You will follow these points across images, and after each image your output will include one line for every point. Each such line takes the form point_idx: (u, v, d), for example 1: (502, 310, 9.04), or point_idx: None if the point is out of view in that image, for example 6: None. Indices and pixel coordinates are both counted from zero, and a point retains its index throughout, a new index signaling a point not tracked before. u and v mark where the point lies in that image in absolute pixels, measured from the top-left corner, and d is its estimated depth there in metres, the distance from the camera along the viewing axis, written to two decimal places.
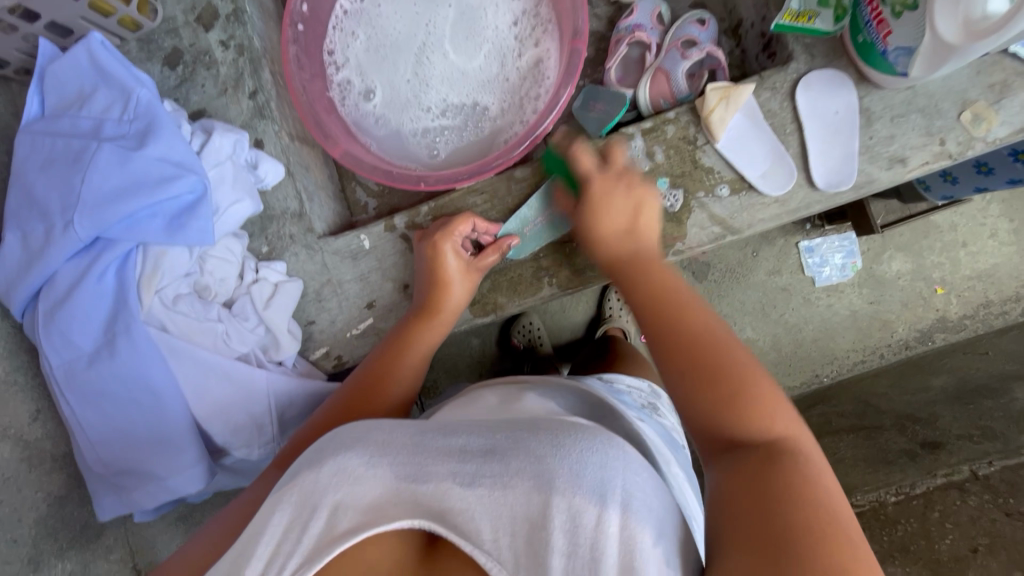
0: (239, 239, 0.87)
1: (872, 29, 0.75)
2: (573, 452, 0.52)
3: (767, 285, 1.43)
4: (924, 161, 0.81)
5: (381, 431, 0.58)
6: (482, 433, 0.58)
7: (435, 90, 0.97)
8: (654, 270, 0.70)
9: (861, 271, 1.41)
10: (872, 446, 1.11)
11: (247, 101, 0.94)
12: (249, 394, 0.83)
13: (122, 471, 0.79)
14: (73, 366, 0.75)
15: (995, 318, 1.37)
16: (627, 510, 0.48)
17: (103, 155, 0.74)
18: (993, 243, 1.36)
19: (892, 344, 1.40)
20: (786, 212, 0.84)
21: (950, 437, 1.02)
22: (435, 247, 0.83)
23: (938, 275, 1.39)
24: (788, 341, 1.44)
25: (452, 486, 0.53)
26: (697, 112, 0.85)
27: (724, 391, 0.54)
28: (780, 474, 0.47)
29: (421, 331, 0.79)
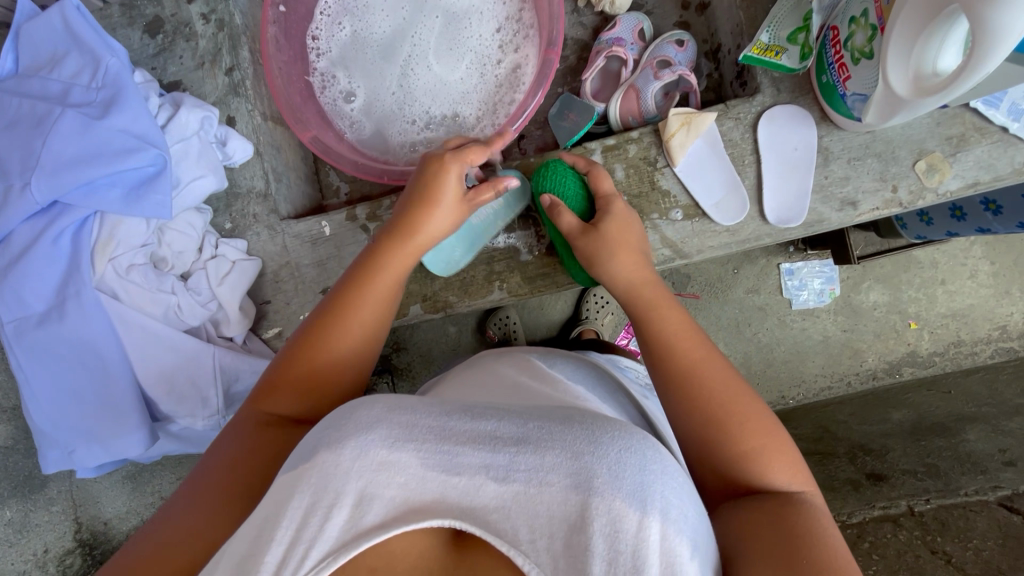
0: (202, 214, 0.89)
1: (834, 72, 0.76)
2: (612, 450, 0.49)
3: (745, 302, 1.45)
4: (874, 206, 0.83)
5: (401, 407, 0.53)
6: (514, 419, 0.53)
7: (413, 88, 0.98)
8: (661, 310, 0.66)
9: (838, 299, 1.42)
10: (822, 471, 1.14)
11: (223, 77, 0.94)
12: (196, 367, 0.86)
13: (65, 428, 0.82)
14: (23, 323, 0.78)
15: (964, 358, 1.39)
16: (667, 518, 0.45)
17: (65, 122, 0.75)
18: (971, 284, 1.39)
19: (860, 373, 1.42)
20: (736, 242, 0.85)
21: (895, 471, 1.05)
22: (441, 165, 0.70)
23: (914, 310, 1.41)
24: (758, 358, 1.45)
25: (485, 480, 0.49)
26: (659, 135, 0.86)
27: (744, 442, 0.56)
28: (799, 522, 0.50)
29: (387, 260, 0.67)
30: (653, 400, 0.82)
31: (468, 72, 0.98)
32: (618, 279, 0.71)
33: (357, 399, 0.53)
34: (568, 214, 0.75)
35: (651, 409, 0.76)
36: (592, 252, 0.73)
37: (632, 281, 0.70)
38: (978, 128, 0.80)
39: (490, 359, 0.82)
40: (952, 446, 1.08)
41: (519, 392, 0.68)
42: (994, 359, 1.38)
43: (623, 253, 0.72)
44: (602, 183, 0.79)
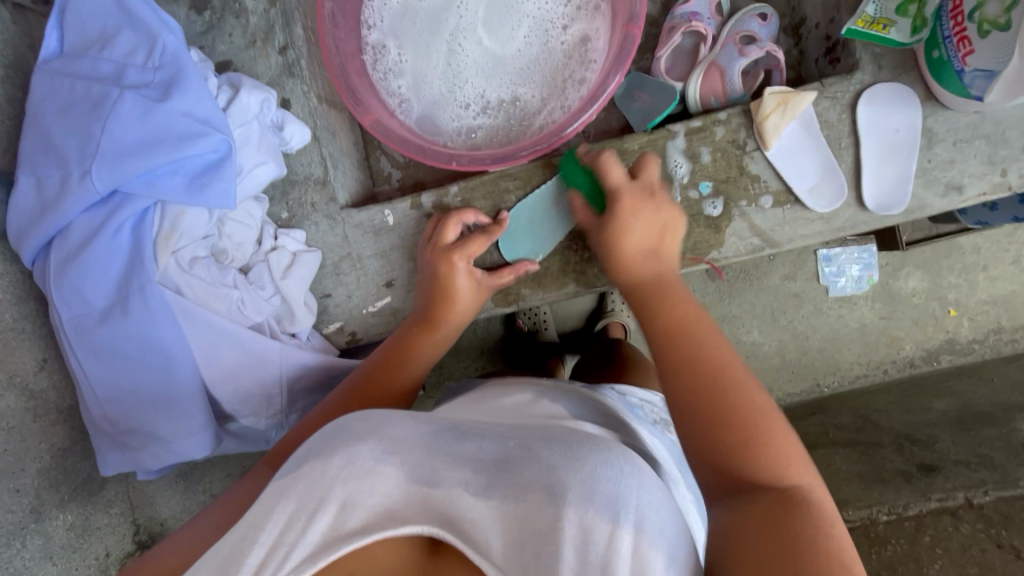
0: (260, 203, 0.85)
1: (951, 46, 0.70)
2: (587, 465, 0.49)
3: (779, 290, 1.40)
4: (980, 192, 0.78)
5: (393, 424, 0.56)
6: (495, 439, 0.56)
7: (469, 65, 0.91)
8: (674, 297, 0.70)
9: (876, 285, 1.37)
10: (869, 462, 1.07)
11: (276, 57, 0.89)
12: (261, 365, 0.82)
13: (127, 430, 0.78)
14: (83, 321, 0.73)
15: (1005, 345, 1.36)
16: (640, 530, 0.45)
17: (125, 104, 0.70)
18: (1014, 269, 1.34)
19: (897, 361, 1.38)
20: (830, 230, 0.80)
21: (947, 462, 0.99)
22: (448, 259, 0.80)
23: (953, 297, 1.36)
24: (794, 347, 1.41)
25: (463, 491, 0.51)
26: (750, 115, 0.80)
27: (738, 434, 0.53)
28: (795, 521, 0.47)
29: (421, 342, 0.76)
30: (663, 438, 0.73)
31: (532, 49, 0.91)
32: (629, 266, 0.75)
33: (353, 415, 0.57)
34: (616, 168, 0.77)
35: (656, 445, 0.69)
36: (605, 238, 0.76)
37: (641, 274, 0.73)
38: None
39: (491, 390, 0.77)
40: (1005, 435, 1.04)
41: (512, 413, 0.67)
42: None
43: (631, 245, 0.75)
44: (649, 169, 0.78)
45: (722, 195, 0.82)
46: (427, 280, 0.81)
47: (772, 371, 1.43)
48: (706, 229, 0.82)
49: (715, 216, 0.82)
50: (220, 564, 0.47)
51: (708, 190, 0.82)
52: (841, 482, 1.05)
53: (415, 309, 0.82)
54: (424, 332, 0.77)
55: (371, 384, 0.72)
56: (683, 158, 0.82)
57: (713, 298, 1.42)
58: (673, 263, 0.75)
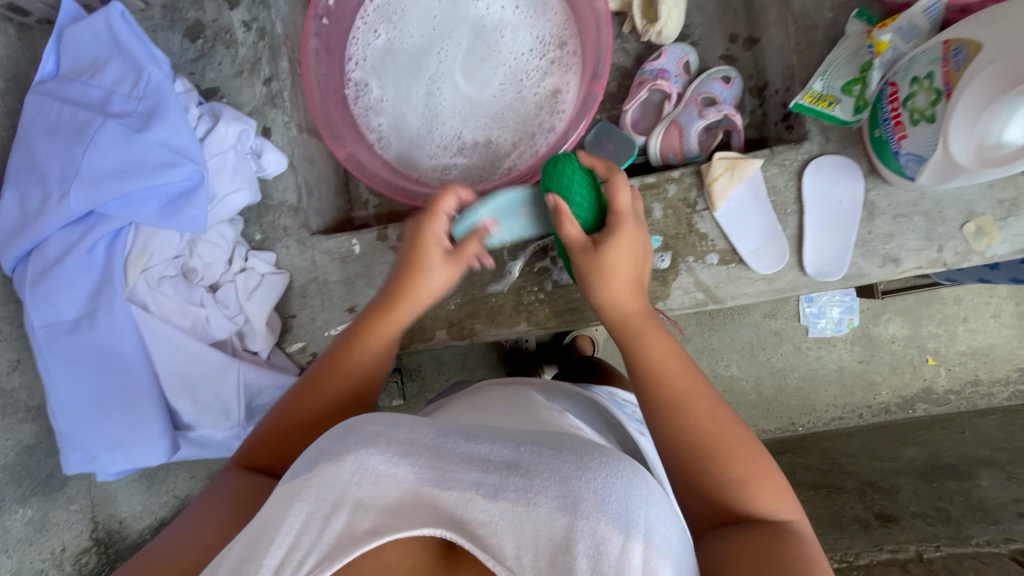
0: (233, 225, 0.89)
1: (889, 127, 0.74)
2: (598, 476, 0.47)
3: (761, 326, 1.43)
4: (917, 265, 0.81)
5: (403, 425, 0.52)
6: (506, 443, 0.52)
7: (443, 109, 0.95)
8: (655, 339, 0.66)
9: (856, 329, 1.40)
10: (828, 506, 1.12)
11: (261, 87, 0.94)
12: (219, 378, 0.85)
13: (89, 435, 0.82)
14: (54, 330, 0.78)
15: (980, 398, 1.37)
16: (649, 543, 0.44)
17: (106, 133, 0.74)
18: (993, 323, 1.36)
19: (872, 406, 1.40)
20: (772, 290, 0.83)
21: (904, 513, 1.02)
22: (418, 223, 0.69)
23: (932, 346, 1.38)
24: (771, 384, 1.43)
25: (474, 496, 0.47)
26: (701, 177, 0.84)
27: (737, 470, 0.56)
28: (787, 555, 0.50)
29: (376, 322, 0.67)
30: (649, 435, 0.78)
31: (504, 93, 0.94)
32: (612, 298, 0.68)
33: (359, 416, 0.53)
34: (626, 189, 0.72)
35: (646, 444, 0.73)
36: (586, 274, 0.69)
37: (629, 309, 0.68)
38: None
39: (496, 389, 0.77)
40: (964, 491, 1.06)
41: (524, 418, 0.67)
42: (1010, 401, 1.35)
43: (620, 276, 0.68)
44: (620, 194, 0.72)
45: (670, 250, 0.85)
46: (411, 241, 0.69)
47: (748, 407, 1.45)
48: (654, 281, 0.86)
49: (663, 269, 0.85)
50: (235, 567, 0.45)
51: (658, 244, 0.85)
52: None
53: (383, 284, 0.71)
54: (381, 316, 0.67)
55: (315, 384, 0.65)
56: None
57: (693, 330, 1.45)
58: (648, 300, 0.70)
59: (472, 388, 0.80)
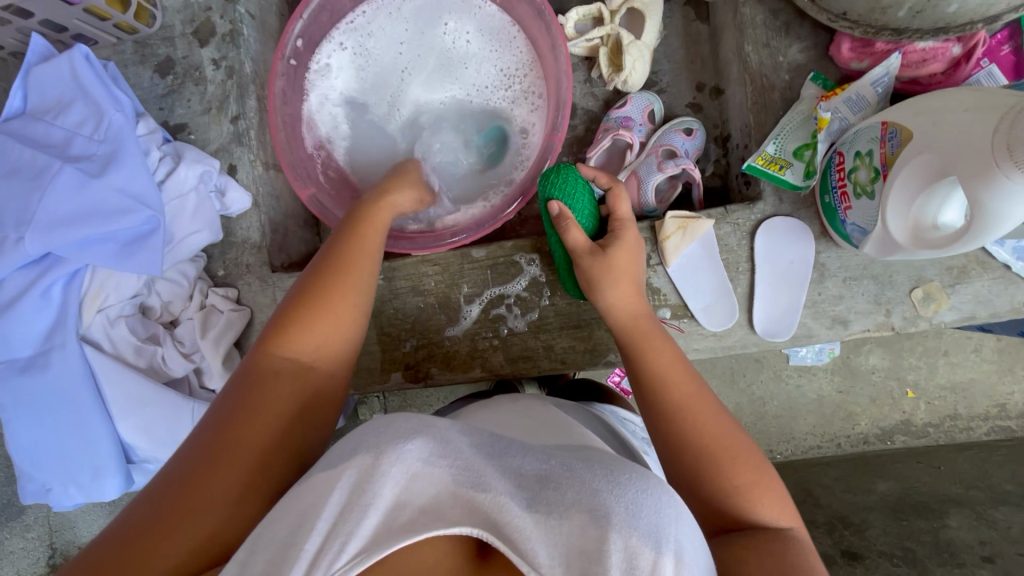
0: (195, 263, 0.91)
1: (836, 195, 0.74)
2: (629, 490, 0.47)
3: (742, 353, 1.43)
4: (865, 328, 0.81)
5: (439, 425, 0.53)
6: (537, 458, 0.53)
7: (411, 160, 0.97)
8: (657, 343, 0.69)
9: (837, 359, 1.41)
10: None
11: (228, 125, 0.95)
12: (174, 417, 0.85)
13: (45, 470, 0.83)
14: (9, 369, 0.79)
15: (959, 432, 1.36)
16: (679, 561, 0.44)
17: (63, 178, 0.75)
18: (975, 357, 1.36)
19: (851, 436, 1.40)
20: (722, 347, 0.84)
21: (872, 552, 1.01)
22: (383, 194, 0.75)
23: (912, 378, 1.38)
24: (750, 412, 1.43)
25: (510, 502, 0.47)
26: (654, 233, 0.85)
27: (741, 476, 0.58)
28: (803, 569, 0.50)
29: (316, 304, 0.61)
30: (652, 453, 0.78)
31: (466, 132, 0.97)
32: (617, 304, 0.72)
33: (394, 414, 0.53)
34: (626, 203, 0.79)
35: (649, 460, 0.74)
36: (592, 275, 0.74)
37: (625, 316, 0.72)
38: (982, 262, 0.78)
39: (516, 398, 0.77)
40: (933, 531, 1.03)
41: (547, 428, 0.66)
42: (988, 436, 1.34)
43: (624, 283, 0.73)
44: (620, 206, 0.79)
45: None
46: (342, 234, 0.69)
47: None
48: (606, 333, 0.87)
49: None
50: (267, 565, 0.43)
51: None
52: None
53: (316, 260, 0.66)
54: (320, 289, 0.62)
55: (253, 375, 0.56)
56: None
57: None
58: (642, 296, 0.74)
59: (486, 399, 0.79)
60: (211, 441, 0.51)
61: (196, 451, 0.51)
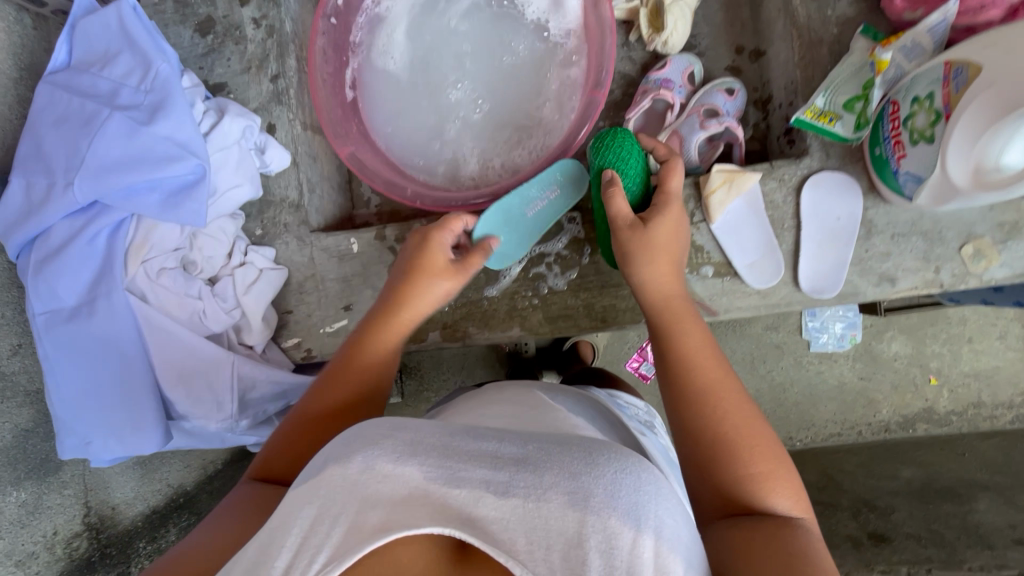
0: (234, 220, 0.90)
1: (889, 146, 0.73)
2: (608, 471, 0.48)
3: (761, 338, 1.41)
4: (913, 285, 0.80)
5: (408, 427, 0.53)
6: (513, 440, 0.53)
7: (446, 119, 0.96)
8: (691, 329, 0.68)
9: (859, 345, 1.38)
10: (824, 524, 1.11)
11: (268, 84, 0.95)
12: (215, 372, 0.86)
13: (85, 423, 0.83)
14: (53, 317, 0.79)
15: (983, 421, 1.35)
16: (660, 537, 0.45)
17: (113, 125, 0.76)
18: (999, 344, 1.34)
19: (872, 424, 1.38)
20: (766, 305, 0.83)
21: (899, 534, 1.02)
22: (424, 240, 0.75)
23: (936, 365, 1.36)
24: (770, 397, 1.41)
25: (485, 492, 0.48)
26: (699, 188, 0.84)
27: (755, 466, 0.57)
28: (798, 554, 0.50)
29: (375, 337, 0.71)
30: (652, 437, 0.79)
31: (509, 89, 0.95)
32: (652, 283, 0.71)
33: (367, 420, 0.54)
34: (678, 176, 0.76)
35: (648, 443, 0.75)
36: (631, 249, 0.72)
37: (660, 298, 0.71)
38: None
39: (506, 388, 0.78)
40: (960, 515, 1.05)
41: (532, 417, 0.67)
42: (1013, 425, 1.33)
43: (662, 259, 0.72)
44: (676, 180, 0.76)
45: None
46: (404, 266, 0.76)
47: None
48: None
49: None
50: (250, 565, 0.46)
51: None
52: None
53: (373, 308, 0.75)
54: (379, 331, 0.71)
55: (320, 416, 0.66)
56: None
57: None
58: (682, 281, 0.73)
59: (477, 391, 0.81)
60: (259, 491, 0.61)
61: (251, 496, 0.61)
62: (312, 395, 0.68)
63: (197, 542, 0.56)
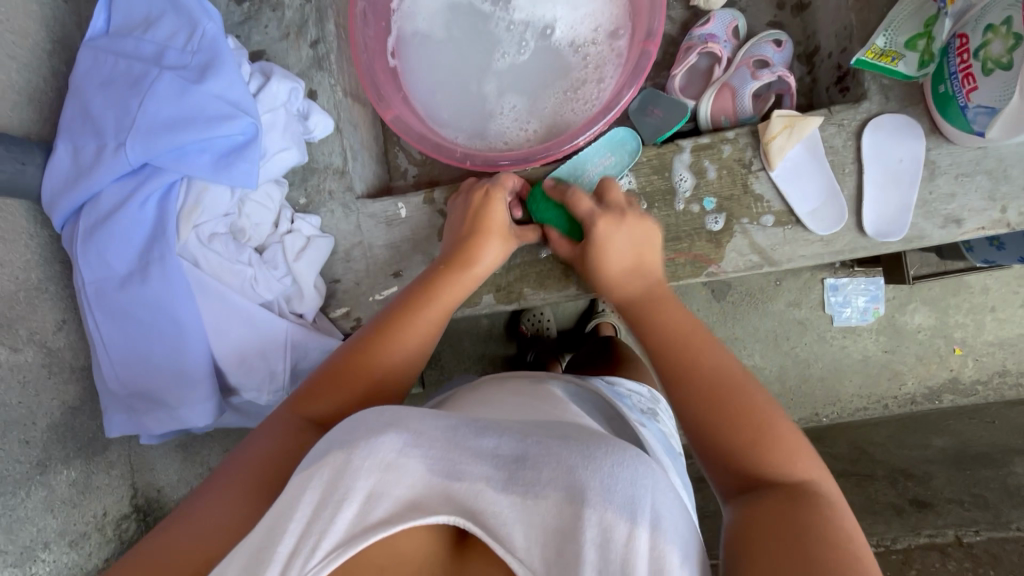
0: (280, 186, 0.89)
1: (956, 82, 0.72)
2: (605, 464, 0.49)
3: (784, 316, 1.35)
4: (979, 226, 0.79)
5: (414, 420, 0.54)
6: (513, 435, 0.55)
7: (488, 80, 0.95)
8: (671, 310, 0.67)
9: (882, 319, 1.32)
10: (860, 492, 1.06)
11: (308, 50, 0.93)
12: (268, 342, 0.85)
13: (138, 394, 0.82)
14: (104, 285, 0.78)
15: (1008, 389, 1.30)
16: (657, 528, 0.45)
17: (163, 84, 0.75)
18: (1022, 313, 1.28)
19: (898, 397, 1.32)
20: (829, 253, 0.82)
21: (940, 499, 0.99)
22: (482, 195, 0.80)
23: (959, 335, 1.31)
24: (794, 374, 1.36)
25: (487, 487, 0.50)
26: (758, 136, 0.83)
27: (745, 434, 0.54)
28: (806, 517, 0.48)
29: (447, 282, 0.73)
30: (652, 428, 0.72)
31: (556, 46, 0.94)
32: (613, 288, 0.73)
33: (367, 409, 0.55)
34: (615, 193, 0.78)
35: (648, 433, 0.68)
36: (587, 259, 0.75)
37: (630, 293, 0.71)
38: None
39: (494, 382, 0.76)
40: (1000, 478, 1.01)
41: (530, 411, 0.65)
42: None
43: (625, 257, 0.73)
44: (613, 192, 0.78)
45: (724, 212, 0.84)
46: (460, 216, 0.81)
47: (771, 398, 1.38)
48: (707, 244, 0.84)
49: (717, 231, 0.84)
50: (247, 565, 0.45)
51: (712, 206, 0.84)
52: None
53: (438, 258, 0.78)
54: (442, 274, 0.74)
55: (337, 380, 0.65)
56: (689, 174, 0.85)
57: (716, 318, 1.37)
58: (659, 275, 0.73)
59: (475, 382, 0.79)
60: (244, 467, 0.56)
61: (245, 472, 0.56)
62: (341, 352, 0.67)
63: (212, 515, 0.52)
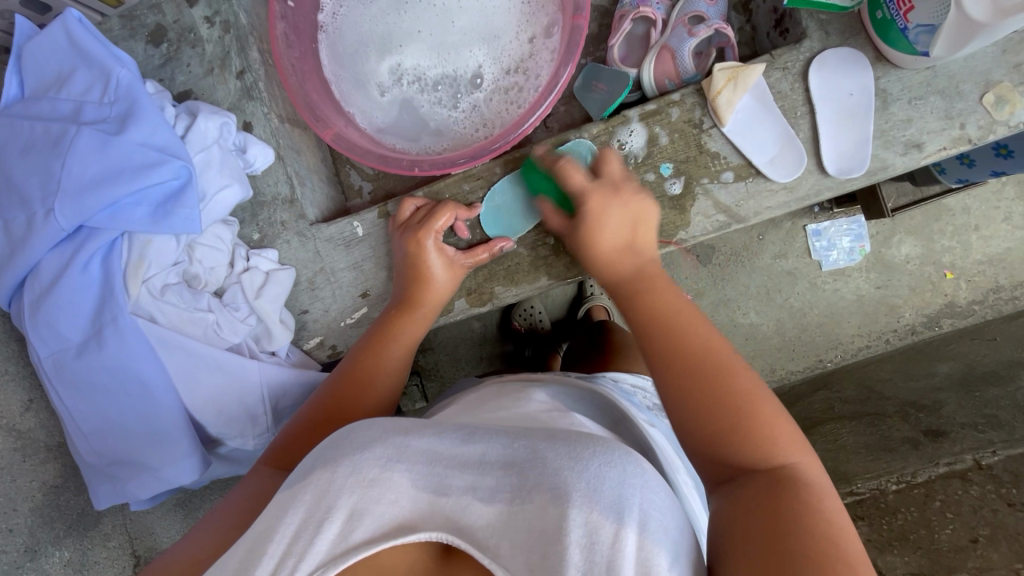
0: (230, 226, 0.85)
1: (892, 5, 0.71)
2: (591, 465, 0.46)
3: (772, 268, 1.33)
4: (941, 146, 0.76)
5: (400, 429, 0.52)
6: (501, 439, 0.52)
7: (420, 90, 0.92)
8: (661, 291, 0.65)
9: (869, 256, 1.31)
10: (874, 433, 1.04)
11: (235, 81, 0.90)
12: (242, 386, 0.83)
13: (116, 461, 0.79)
14: (61, 357, 0.75)
15: (1006, 304, 1.28)
16: (645, 528, 0.43)
17: (83, 140, 0.72)
18: (1006, 227, 1.27)
19: (898, 330, 1.31)
20: (795, 200, 0.80)
21: (954, 426, 0.95)
22: (419, 242, 0.80)
23: (949, 260, 1.29)
24: (792, 325, 1.34)
25: (473, 499, 0.47)
26: (704, 94, 0.81)
27: (723, 420, 0.51)
28: (794, 508, 0.45)
29: (404, 325, 0.77)
30: (660, 425, 0.70)
31: (487, 24, 0.91)
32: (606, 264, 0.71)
33: (355, 423, 0.54)
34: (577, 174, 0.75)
35: (654, 433, 0.65)
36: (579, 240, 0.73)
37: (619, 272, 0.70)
38: None
39: (494, 388, 0.73)
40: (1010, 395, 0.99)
41: (519, 414, 0.62)
42: None
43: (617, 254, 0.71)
44: (609, 163, 0.76)
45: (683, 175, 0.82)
46: (401, 261, 0.82)
47: (774, 352, 1.36)
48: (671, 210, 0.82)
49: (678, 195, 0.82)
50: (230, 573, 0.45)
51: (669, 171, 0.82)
52: (848, 455, 1.02)
53: (394, 299, 0.81)
54: (401, 318, 0.77)
55: (320, 420, 0.67)
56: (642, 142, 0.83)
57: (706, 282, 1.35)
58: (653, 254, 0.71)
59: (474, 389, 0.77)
60: (232, 513, 0.57)
61: (229, 513, 0.57)
62: (321, 391, 0.71)
63: (186, 551, 0.53)
